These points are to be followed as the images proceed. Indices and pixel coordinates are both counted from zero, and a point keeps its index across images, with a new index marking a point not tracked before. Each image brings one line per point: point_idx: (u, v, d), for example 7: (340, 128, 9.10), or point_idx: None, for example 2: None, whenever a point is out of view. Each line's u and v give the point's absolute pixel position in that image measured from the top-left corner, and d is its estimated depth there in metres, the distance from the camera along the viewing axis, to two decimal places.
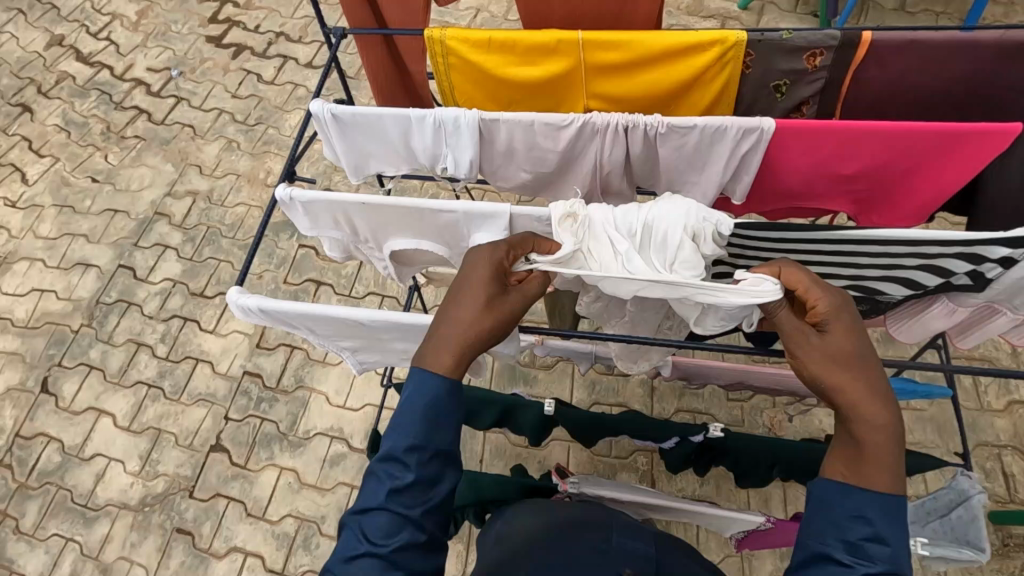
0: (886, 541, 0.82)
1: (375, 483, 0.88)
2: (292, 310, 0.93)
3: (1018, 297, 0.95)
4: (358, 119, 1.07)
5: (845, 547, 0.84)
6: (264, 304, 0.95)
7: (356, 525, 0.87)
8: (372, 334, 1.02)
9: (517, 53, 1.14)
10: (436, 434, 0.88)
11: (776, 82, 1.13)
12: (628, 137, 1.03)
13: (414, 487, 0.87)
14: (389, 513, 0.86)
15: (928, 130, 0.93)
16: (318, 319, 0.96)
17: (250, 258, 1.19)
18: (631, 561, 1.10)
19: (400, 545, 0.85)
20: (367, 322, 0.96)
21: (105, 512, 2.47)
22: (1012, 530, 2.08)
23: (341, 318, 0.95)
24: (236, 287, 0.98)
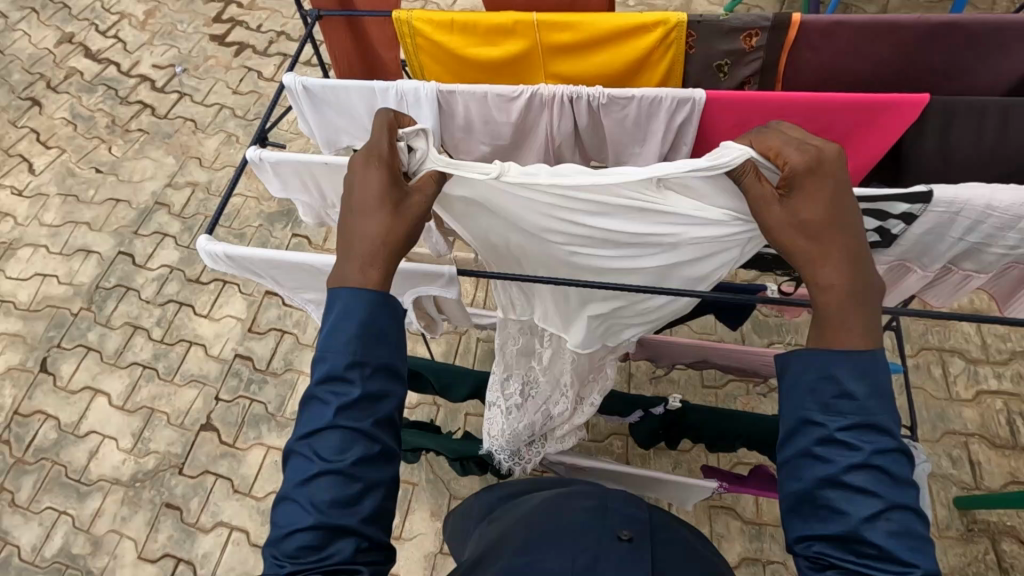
0: (851, 395, 0.83)
1: (318, 408, 0.88)
2: (256, 256, 1.01)
3: (924, 255, 1.01)
4: (327, 92, 1.17)
5: (820, 407, 0.84)
6: (229, 250, 1.02)
7: (305, 448, 0.88)
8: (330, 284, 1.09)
9: (478, 34, 1.23)
10: (373, 349, 0.90)
11: (719, 62, 1.23)
12: (574, 109, 1.11)
13: (360, 402, 0.88)
14: (339, 431, 0.87)
15: (846, 102, 1.03)
16: (280, 265, 1.04)
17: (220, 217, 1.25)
18: (630, 520, 1.00)
19: (355, 458, 0.85)
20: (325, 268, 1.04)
21: (97, 487, 2.55)
22: (976, 516, 2.13)
23: (302, 265, 1.02)
24: (205, 236, 1.05)
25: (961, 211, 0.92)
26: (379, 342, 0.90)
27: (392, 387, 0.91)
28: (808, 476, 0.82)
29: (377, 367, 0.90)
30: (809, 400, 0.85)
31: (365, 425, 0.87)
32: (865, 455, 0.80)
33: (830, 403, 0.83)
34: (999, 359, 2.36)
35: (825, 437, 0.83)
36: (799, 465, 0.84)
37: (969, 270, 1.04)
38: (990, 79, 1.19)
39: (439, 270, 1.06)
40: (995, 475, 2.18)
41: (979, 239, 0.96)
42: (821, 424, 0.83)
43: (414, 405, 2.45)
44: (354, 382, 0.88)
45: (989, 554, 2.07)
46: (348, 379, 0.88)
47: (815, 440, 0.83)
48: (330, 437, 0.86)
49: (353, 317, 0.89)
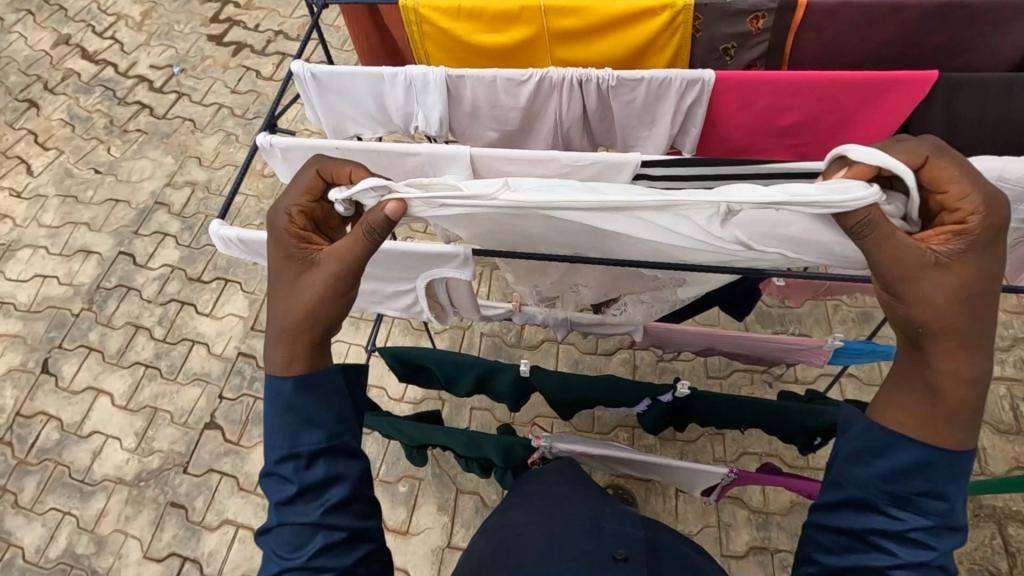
0: (938, 495, 0.84)
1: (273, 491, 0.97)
2: (270, 240, 1.01)
3: None
4: (334, 78, 1.16)
5: (893, 501, 0.86)
6: (244, 235, 1.03)
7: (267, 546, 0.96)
8: None
9: (485, 20, 1.23)
10: (303, 437, 0.96)
11: (724, 46, 1.24)
12: (583, 92, 1.12)
13: (307, 493, 0.95)
14: (292, 527, 0.94)
15: (852, 82, 1.04)
16: None
17: (232, 195, 1.26)
18: (624, 543, 1.03)
19: (315, 550, 0.92)
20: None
21: (101, 487, 2.54)
22: (982, 501, 2.14)
23: None
24: (218, 220, 1.05)
25: None
26: (309, 431, 0.96)
27: (334, 466, 0.97)
28: (857, 558, 0.88)
29: (313, 455, 0.95)
30: (879, 493, 0.87)
31: (315, 516, 0.94)
32: (933, 555, 0.84)
33: (908, 500, 0.85)
34: (1001, 345, 2.38)
35: (896, 532, 0.86)
36: (853, 549, 0.89)
37: None
38: (989, 56, 1.22)
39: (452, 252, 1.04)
40: (1000, 461, 2.19)
41: None
42: (897, 518, 0.86)
43: (419, 400, 2.46)
44: (290, 479, 0.94)
45: (995, 539, 2.08)
46: (288, 477, 0.95)
47: (874, 529, 0.87)
48: (282, 532, 0.95)
49: (278, 407, 0.97)
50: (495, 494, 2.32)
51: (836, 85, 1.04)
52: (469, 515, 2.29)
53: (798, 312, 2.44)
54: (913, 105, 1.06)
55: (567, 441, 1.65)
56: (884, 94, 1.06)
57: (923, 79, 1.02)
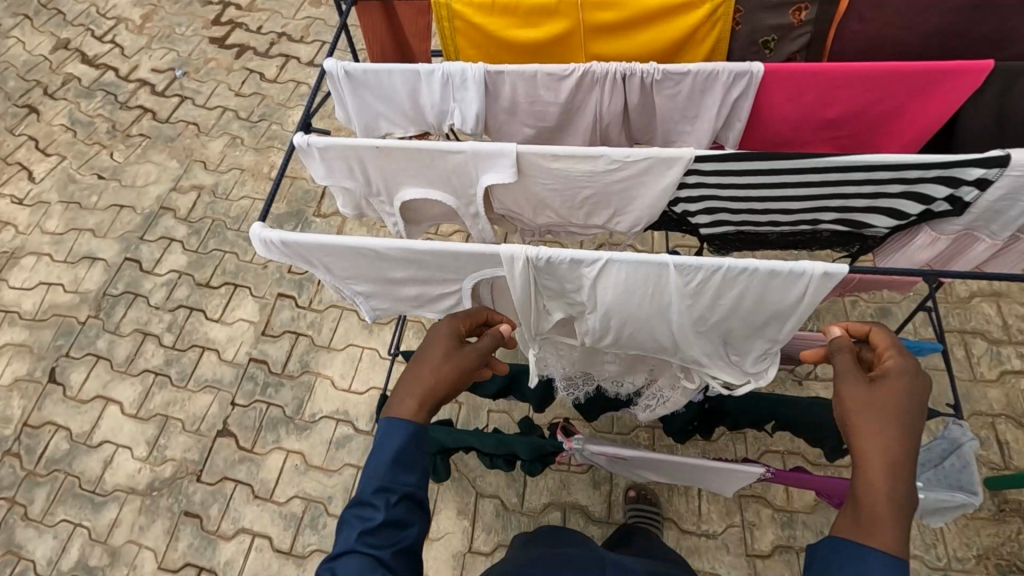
0: None
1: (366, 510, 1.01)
2: (311, 242, 0.98)
3: (994, 222, 0.99)
4: (369, 76, 1.14)
5: None
6: (284, 237, 0.99)
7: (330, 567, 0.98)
8: (385, 268, 1.06)
9: (520, 15, 1.21)
10: (400, 478, 1.03)
11: (764, 39, 1.25)
12: (626, 86, 1.10)
13: (384, 528, 1.00)
14: (358, 556, 0.97)
15: (903, 72, 1.02)
16: (336, 251, 1.01)
17: (269, 207, 1.26)
18: None
19: None
20: (385, 252, 1.01)
21: (113, 497, 2.49)
22: (1007, 496, 2.12)
23: (361, 248, 0.99)
24: (257, 223, 1.02)
25: None
26: (406, 471, 1.04)
27: (413, 515, 1.04)
28: None
29: (402, 495, 1.03)
30: None
31: (384, 553, 0.98)
32: None
33: None
34: (1020, 339, 2.37)
35: None
36: None
37: None
38: None
39: (496, 252, 0.99)
40: None
41: None
42: None
43: None
44: (379, 509, 1.00)
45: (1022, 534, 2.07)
46: (374, 506, 1.01)
47: None
48: (350, 560, 0.97)
49: (387, 444, 1.05)
50: (515, 497, 2.28)
51: (884, 76, 1.03)
52: (490, 519, 2.25)
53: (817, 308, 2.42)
54: (967, 94, 1.04)
55: (598, 442, 1.60)
56: (934, 86, 1.04)
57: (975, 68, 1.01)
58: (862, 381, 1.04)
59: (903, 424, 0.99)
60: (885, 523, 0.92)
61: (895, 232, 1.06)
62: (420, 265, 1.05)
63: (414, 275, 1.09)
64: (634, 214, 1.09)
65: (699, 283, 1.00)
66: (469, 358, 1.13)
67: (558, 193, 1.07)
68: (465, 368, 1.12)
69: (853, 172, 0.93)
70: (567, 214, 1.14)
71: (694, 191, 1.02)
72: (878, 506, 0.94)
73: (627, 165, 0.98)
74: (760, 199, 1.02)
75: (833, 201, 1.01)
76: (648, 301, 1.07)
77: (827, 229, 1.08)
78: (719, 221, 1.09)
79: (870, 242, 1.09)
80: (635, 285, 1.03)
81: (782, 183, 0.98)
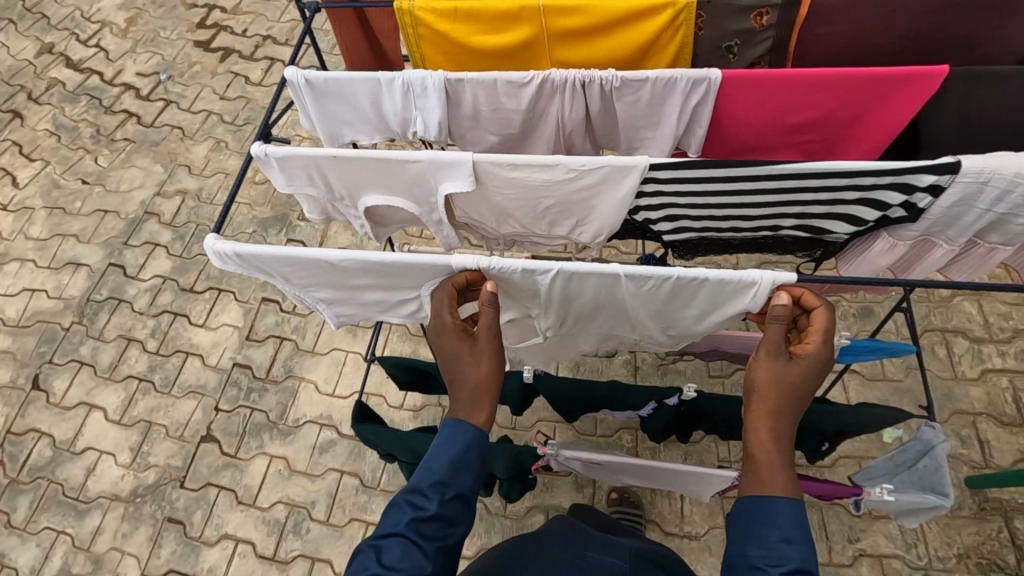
0: None
1: (421, 499, 1.03)
2: (261, 254, 1.00)
3: (950, 229, 1.00)
4: (329, 84, 1.13)
5: None
6: (238, 249, 1.01)
7: (374, 549, 1.00)
8: (342, 278, 1.07)
9: (483, 21, 1.21)
10: (457, 478, 1.04)
11: (728, 43, 1.25)
12: (585, 93, 1.10)
13: (434, 520, 1.02)
14: (404, 540, 0.99)
15: (862, 77, 1.02)
16: (289, 262, 1.02)
17: (226, 209, 1.26)
18: None
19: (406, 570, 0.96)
20: (342, 263, 1.02)
21: (96, 504, 2.49)
22: (988, 495, 2.13)
23: (315, 259, 1.00)
24: (212, 235, 1.04)
25: (989, 180, 0.91)
26: (465, 472, 1.05)
27: (461, 514, 1.05)
28: None
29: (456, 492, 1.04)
30: None
31: (430, 548, 1.00)
32: None
33: None
34: (1002, 338, 2.37)
35: None
36: None
37: (995, 243, 1.04)
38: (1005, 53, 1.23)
39: (448, 263, 1.02)
40: (1004, 453, 2.18)
41: (1006, 210, 0.95)
42: None
43: (419, 408, 2.43)
44: (433, 501, 1.02)
45: (1002, 532, 2.07)
46: (428, 498, 1.02)
47: None
48: (395, 543, 0.99)
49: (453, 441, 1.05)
50: (498, 501, 2.26)
51: (843, 82, 1.03)
52: (473, 522, 2.23)
53: None
54: (926, 99, 1.04)
55: (572, 447, 1.59)
56: (896, 91, 1.05)
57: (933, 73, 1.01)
58: (782, 359, 1.02)
59: (804, 399, 1.04)
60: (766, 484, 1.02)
61: (855, 238, 1.06)
62: (381, 274, 1.05)
63: (371, 284, 1.10)
64: (596, 223, 1.10)
65: (650, 288, 1.01)
66: (493, 341, 1.05)
67: (518, 203, 1.08)
68: (495, 352, 1.06)
69: (809, 179, 0.94)
70: (530, 223, 1.15)
71: (653, 199, 1.02)
72: (772, 471, 1.02)
73: (584, 174, 0.98)
74: (719, 207, 1.02)
75: (792, 209, 1.01)
76: (599, 297, 1.08)
77: (789, 234, 1.08)
78: (681, 229, 1.10)
79: (832, 248, 1.10)
80: (585, 288, 1.04)
81: (740, 192, 0.98)
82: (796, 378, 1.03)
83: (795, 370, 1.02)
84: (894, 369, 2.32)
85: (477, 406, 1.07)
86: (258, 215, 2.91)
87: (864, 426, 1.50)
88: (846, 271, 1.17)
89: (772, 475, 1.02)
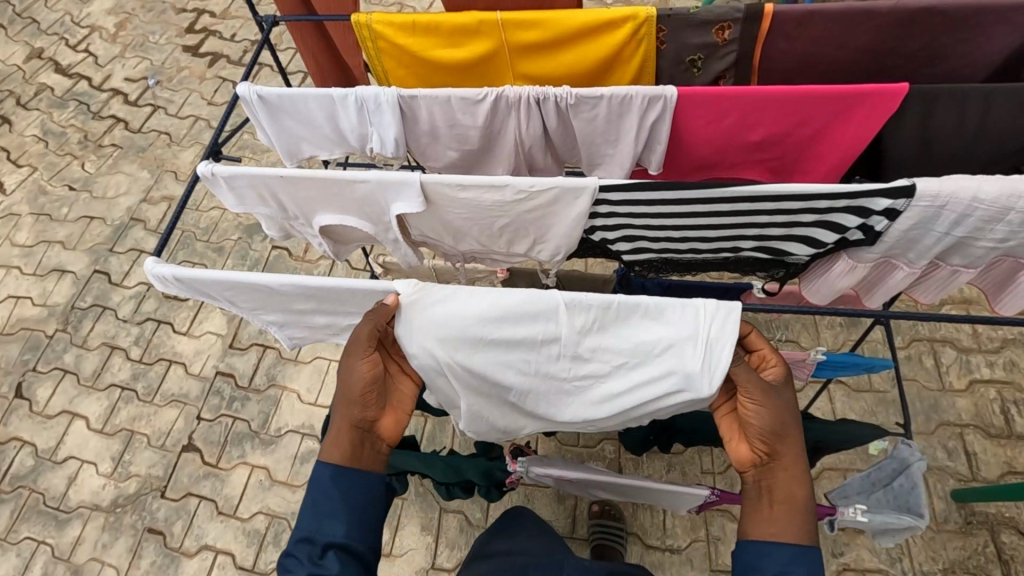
0: None
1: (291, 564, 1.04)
2: (198, 277, 1.08)
3: (910, 251, 1.04)
4: (283, 100, 1.18)
5: None
6: (179, 273, 1.09)
7: None
8: (284, 299, 1.12)
9: (442, 35, 1.27)
10: (323, 528, 1.05)
11: (691, 57, 1.30)
12: (541, 109, 1.18)
13: None
14: None
15: (809, 96, 1.09)
16: (226, 284, 1.09)
17: (169, 233, 1.31)
18: None
19: None
20: (280, 286, 1.07)
21: (77, 514, 2.48)
22: (975, 508, 2.09)
23: (255, 283, 1.06)
24: (155, 259, 1.12)
25: (945, 205, 0.93)
26: (334, 523, 1.06)
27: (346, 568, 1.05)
28: None
29: (328, 546, 1.05)
30: None
31: None
32: None
33: None
34: (990, 348, 2.34)
35: None
36: None
37: (957, 265, 1.06)
38: (969, 63, 1.25)
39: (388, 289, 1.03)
40: (991, 465, 2.15)
41: (965, 232, 0.98)
42: None
43: None
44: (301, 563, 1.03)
45: (989, 547, 2.04)
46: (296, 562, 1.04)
47: None
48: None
49: (314, 493, 1.08)
50: (478, 512, 2.24)
51: (792, 99, 1.09)
52: (454, 535, 2.21)
53: (785, 318, 2.38)
54: (883, 121, 1.11)
55: (544, 463, 1.55)
56: (851, 109, 1.10)
57: (891, 90, 1.07)
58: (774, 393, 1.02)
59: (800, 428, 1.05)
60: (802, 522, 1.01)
61: (816, 258, 1.09)
62: (319, 298, 1.10)
63: (316, 306, 1.14)
64: (552, 242, 1.09)
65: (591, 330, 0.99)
66: (356, 363, 1.05)
67: (473, 222, 1.08)
68: (359, 377, 1.06)
69: (763, 202, 0.96)
70: (488, 241, 1.14)
71: (608, 219, 1.03)
72: (798, 512, 1.01)
73: (534, 195, 0.98)
74: (675, 228, 1.04)
75: (749, 229, 1.03)
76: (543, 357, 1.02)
77: (750, 254, 1.11)
78: (639, 248, 1.12)
79: (793, 267, 1.12)
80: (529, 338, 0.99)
81: (694, 213, 1.00)
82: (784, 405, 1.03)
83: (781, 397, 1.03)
84: (881, 380, 2.28)
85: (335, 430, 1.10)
86: (242, 220, 2.87)
87: (840, 445, 1.45)
88: (809, 293, 1.18)
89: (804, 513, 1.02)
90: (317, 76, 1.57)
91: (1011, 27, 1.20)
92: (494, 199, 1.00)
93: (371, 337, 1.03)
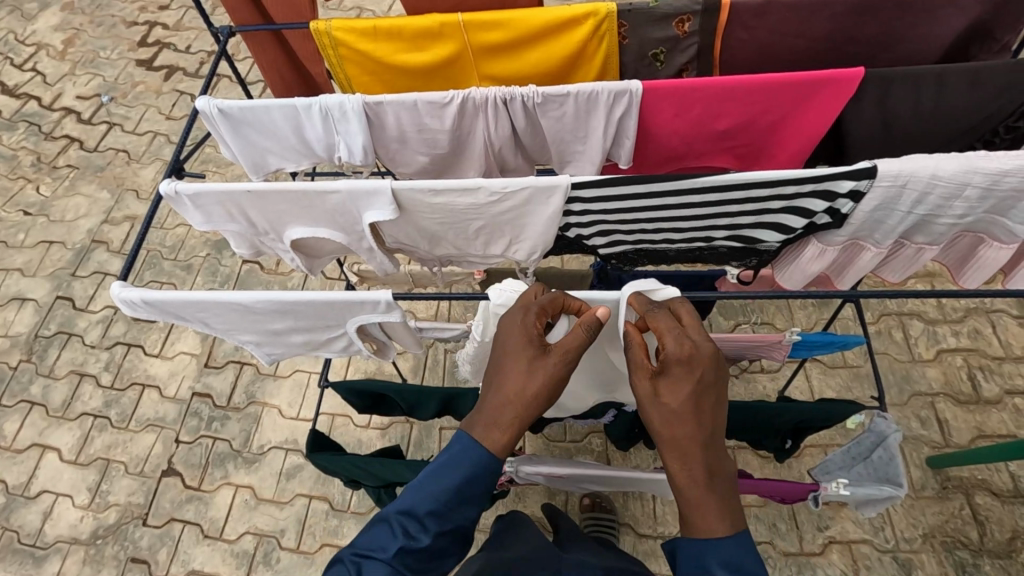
0: None
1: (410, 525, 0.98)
2: (166, 298, 1.06)
3: (876, 232, 1.07)
4: (244, 112, 1.16)
5: None
6: (147, 296, 1.07)
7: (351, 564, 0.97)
8: (260, 317, 1.11)
9: (405, 40, 1.27)
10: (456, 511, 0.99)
11: (654, 51, 1.32)
12: (508, 108, 1.19)
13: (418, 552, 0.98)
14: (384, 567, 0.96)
15: (770, 84, 1.11)
16: (196, 305, 1.07)
17: (136, 253, 1.26)
18: None
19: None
20: (255, 304, 1.06)
21: (55, 549, 2.40)
22: (949, 473, 2.17)
23: (230, 303, 1.05)
24: (120, 283, 1.09)
25: (907, 183, 0.96)
26: (467, 508, 1.00)
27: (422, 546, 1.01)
28: None
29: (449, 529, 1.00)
30: None
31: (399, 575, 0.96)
32: None
33: None
34: (955, 318, 2.42)
35: None
36: None
37: (921, 243, 1.10)
38: (918, 47, 1.30)
39: (368, 298, 1.04)
40: (963, 431, 2.23)
41: (926, 210, 1.01)
42: None
43: (386, 425, 2.38)
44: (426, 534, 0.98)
45: (965, 509, 2.11)
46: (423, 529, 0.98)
47: None
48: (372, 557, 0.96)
49: (466, 468, 0.99)
50: None
51: (753, 89, 1.12)
52: None
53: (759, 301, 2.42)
54: (841, 104, 1.14)
55: (533, 462, 1.55)
56: (812, 95, 1.13)
57: (846, 75, 1.10)
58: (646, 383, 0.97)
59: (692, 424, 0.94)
60: (699, 515, 0.94)
61: (786, 244, 1.12)
62: (298, 313, 1.10)
63: (293, 321, 1.13)
64: (528, 242, 1.10)
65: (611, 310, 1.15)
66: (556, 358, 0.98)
67: (447, 226, 1.08)
68: (556, 371, 0.97)
69: (733, 191, 0.98)
70: (463, 243, 1.14)
71: (582, 216, 1.04)
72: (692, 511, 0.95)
73: (507, 197, 0.99)
74: (649, 222, 1.06)
75: (722, 220, 1.06)
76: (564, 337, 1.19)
77: (723, 244, 1.13)
78: (614, 242, 1.13)
79: (764, 254, 1.14)
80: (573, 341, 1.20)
81: (666, 206, 1.01)
82: (655, 405, 0.96)
83: (653, 387, 0.96)
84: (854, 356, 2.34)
85: (494, 424, 0.99)
86: (209, 235, 2.80)
87: (834, 421, 1.41)
88: (782, 279, 1.21)
89: (698, 512, 0.94)
90: (277, 91, 1.56)
91: (959, 10, 1.24)
92: (462, 200, 1.00)
93: (582, 343, 0.98)
